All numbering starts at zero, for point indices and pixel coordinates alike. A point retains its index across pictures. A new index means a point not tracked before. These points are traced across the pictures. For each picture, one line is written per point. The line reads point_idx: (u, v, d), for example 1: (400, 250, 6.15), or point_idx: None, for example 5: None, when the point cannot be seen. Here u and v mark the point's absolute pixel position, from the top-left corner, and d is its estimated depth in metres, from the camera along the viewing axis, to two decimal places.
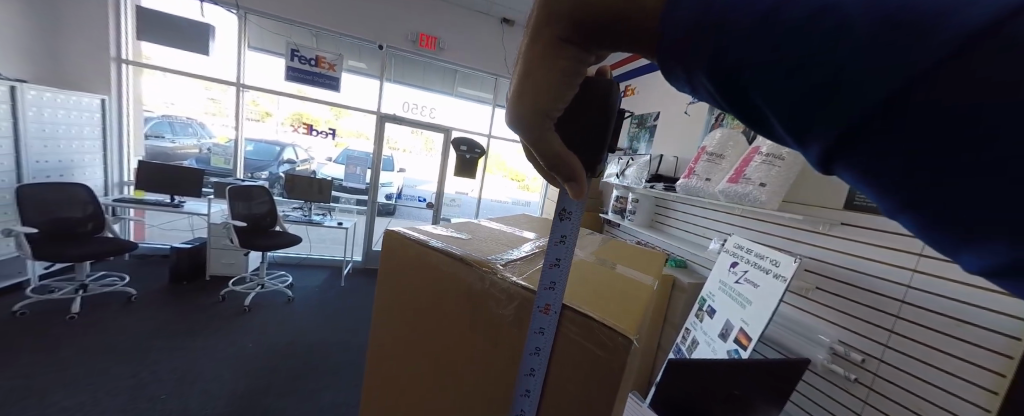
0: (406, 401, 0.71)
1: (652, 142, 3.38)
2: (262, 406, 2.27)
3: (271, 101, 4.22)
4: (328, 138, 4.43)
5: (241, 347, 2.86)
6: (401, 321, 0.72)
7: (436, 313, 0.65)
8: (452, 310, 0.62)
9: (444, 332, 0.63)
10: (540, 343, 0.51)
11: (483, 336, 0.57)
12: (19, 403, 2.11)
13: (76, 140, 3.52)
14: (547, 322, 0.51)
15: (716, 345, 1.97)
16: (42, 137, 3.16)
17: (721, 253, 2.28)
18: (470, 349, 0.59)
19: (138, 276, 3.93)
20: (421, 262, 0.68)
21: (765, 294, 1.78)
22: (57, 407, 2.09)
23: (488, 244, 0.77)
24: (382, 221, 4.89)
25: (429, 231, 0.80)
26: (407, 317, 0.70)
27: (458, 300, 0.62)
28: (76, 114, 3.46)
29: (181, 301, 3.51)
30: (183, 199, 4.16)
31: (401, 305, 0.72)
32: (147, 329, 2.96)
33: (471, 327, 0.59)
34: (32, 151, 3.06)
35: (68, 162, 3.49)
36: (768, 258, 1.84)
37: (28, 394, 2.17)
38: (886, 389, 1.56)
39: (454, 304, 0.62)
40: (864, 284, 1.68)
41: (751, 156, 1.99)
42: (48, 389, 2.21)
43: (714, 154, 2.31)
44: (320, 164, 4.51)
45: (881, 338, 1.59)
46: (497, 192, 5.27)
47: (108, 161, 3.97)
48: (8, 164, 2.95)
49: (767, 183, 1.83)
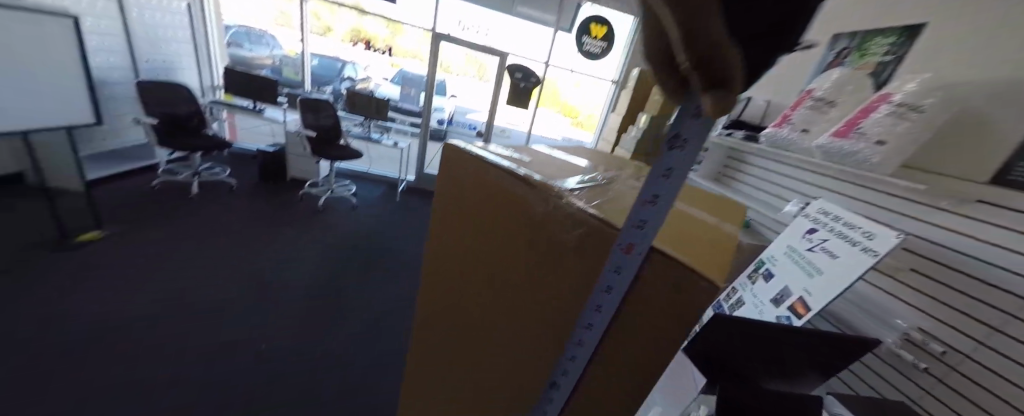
0: (461, 310, 0.76)
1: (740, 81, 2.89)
2: (336, 290, 2.72)
3: (331, 13, 4.18)
4: (384, 56, 4.58)
5: (318, 241, 3.35)
6: (460, 238, 0.74)
7: (498, 235, 0.65)
8: (512, 232, 0.62)
9: (504, 254, 0.64)
10: (613, 281, 0.48)
11: (544, 263, 0.57)
12: (167, 257, 2.76)
13: (174, 43, 3.88)
14: (628, 261, 0.46)
15: (766, 310, 1.89)
16: (148, 38, 3.51)
17: (797, 218, 2.03)
18: (531, 276, 0.59)
19: (235, 170, 4.57)
20: (481, 180, 0.67)
21: (842, 267, 1.60)
22: (192, 265, 2.71)
23: (549, 169, 0.73)
24: (435, 145, 5.01)
25: (489, 149, 0.76)
26: (467, 235, 0.72)
27: (520, 223, 0.60)
28: (170, 16, 3.74)
29: (269, 196, 4.08)
30: (263, 105, 4.55)
31: (461, 221, 0.73)
32: (246, 217, 3.53)
33: (532, 254, 0.58)
34: (142, 51, 3.45)
35: (171, 64, 3.91)
36: (860, 229, 1.60)
37: (172, 252, 2.82)
38: (960, 385, 1.41)
39: (515, 227, 0.61)
40: (978, 272, 1.41)
41: (874, 105, 1.61)
42: (184, 251, 2.84)
43: (822, 99, 1.92)
44: (377, 84, 4.86)
45: (978, 334, 1.38)
46: (549, 126, 5.08)
47: (201, 65, 4.37)
48: (126, 63, 3.38)
49: (885, 139, 1.50)
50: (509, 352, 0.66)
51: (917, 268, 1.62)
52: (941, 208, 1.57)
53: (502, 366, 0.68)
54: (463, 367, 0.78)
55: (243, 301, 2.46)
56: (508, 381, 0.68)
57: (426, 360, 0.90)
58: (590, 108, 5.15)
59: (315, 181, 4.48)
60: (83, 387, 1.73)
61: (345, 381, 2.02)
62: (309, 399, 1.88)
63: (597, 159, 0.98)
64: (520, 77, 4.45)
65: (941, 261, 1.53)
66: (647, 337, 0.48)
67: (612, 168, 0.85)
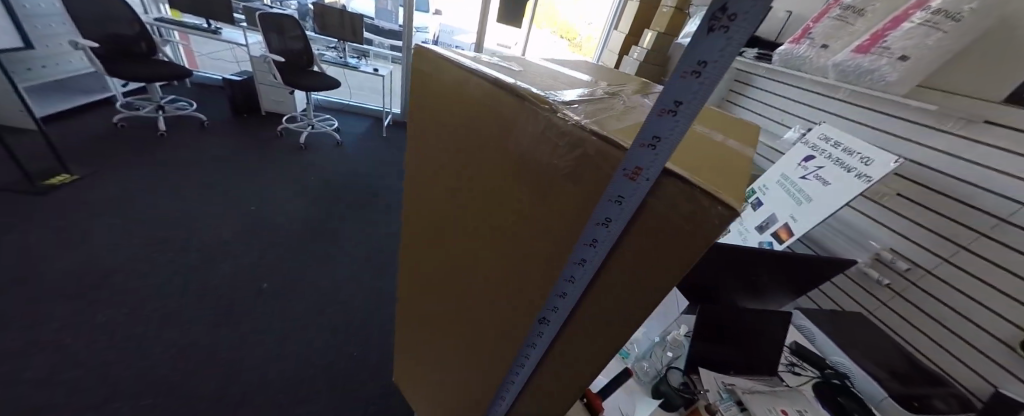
0: (445, 248, 0.72)
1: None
2: (330, 229, 2.74)
3: None
4: None
5: (305, 179, 3.26)
6: (440, 165, 0.67)
7: (482, 164, 0.57)
8: (496, 157, 0.54)
9: (489, 186, 0.57)
10: (612, 214, 0.42)
11: (531, 192, 0.51)
12: (149, 198, 2.67)
13: None
14: (632, 189, 0.40)
15: (749, 236, 1.96)
16: None
17: (796, 145, 1.97)
18: (519, 210, 0.53)
19: (203, 103, 4.21)
20: (462, 94, 0.57)
21: (830, 195, 1.60)
22: (178, 205, 2.64)
23: (543, 81, 0.63)
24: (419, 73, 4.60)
25: (474, 60, 0.65)
26: (450, 166, 0.65)
27: (504, 146, 0.52)
28: None
29: (246, 132, 3.83)
30: (219, 25, 3.98)
31: (441, 145, 0.65)
32: (223, 155, 3.35)
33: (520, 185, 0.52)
34: None
35: None
36: (858, 155, 1.56)
37: (154, 193, 2.72)
38: (915, 296, 1.55)
39: (498, 151, 0.53)
40: (961, 194, 1.44)
41: (908, 12, 1.40)
42: (166, 192, 2.75)
43: (851, 7, 1.68)
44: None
45: (944, 252, 1.46)
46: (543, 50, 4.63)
47: None
48: None
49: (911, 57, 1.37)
50: (497, 290, 0.64)
51: (903, 192, 1.62)
52: (946, 130, 1.52)
53: (490, 304, 0.66)
54: (453, 305, 0.77)
55: (236, 241, 2.46)
56: (497, 318, 0.67)
57: (418, 298, 0.89)
58: (588, 27, 4.62)
59: (292, 114, 4.18)
60: (91, 321, 1.79)
61: (347, 315, 2.11)
62: (314, 332, 1.97)
63: (596, 75, 0.86)
64: None
65: (931, 185, 1.53)
66: (642, 274, 0.44)
67: (614, 83, 0.75)
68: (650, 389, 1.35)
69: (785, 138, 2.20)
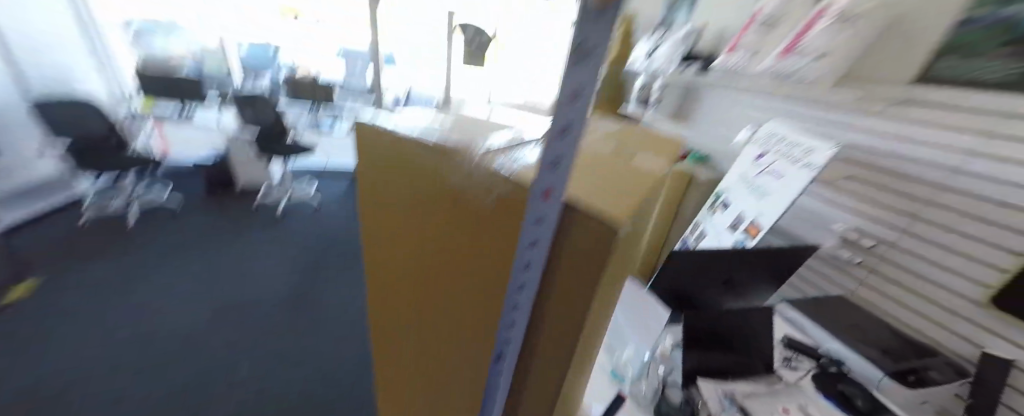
0: (403, 304, 0.67)
1: (693, 12, 2.76)
2: (317, 305, 2.76)
3: None
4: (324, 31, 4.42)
5: (286, 252, 3.28)
6: (382, 220, 0.62)
7: (416, 214, 0.54)
8: (427, 204, 0.51)
9: (425, 232, 0.54)
10: (539, 237, 0.38)
11: (463, 230, 0.47)
12: (126, 305, 2.62)
13: (62, 50, 3.17)
14: (547, 212, 0.36)
15: (723, 236, 2.01)
16: (30, 49, 2.85)
17: (749, 144, 2.10)
18: (454, 251, 0.50)
19: (177, 186, 4.18)
20: (385, 152, 0.54)
21: (785, 187, 1.69)
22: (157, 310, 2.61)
23: (481, 129, 0.65)
24: None
25: (393, 116, 0.64)
26: (388, 219, 0.61)
27: (431, 191, 0.50)
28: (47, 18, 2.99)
29: (222, 211, 3.80)
30: (191, 109, 4.05)
31: (378, 202, 0.61)
32: (202, 240, 3.33)
33: (449, 225, 0.49)
34: (25, 65, 2.82)
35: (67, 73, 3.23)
36: (801, 147, 1.68)
37: (129, 298, 2.67)
38: (887, 271, 1.59)
39: (428, 197, 0.51)
40: (903, 169, 1.51)
41: (815, 19, 1.55)
42: (143, 296, 2.71)
43: (769, 20, 1.86)
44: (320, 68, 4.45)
45: (900, 224, 1.53)
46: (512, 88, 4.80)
47: (103, 69, 3.62)
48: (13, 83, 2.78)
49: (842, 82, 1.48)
50: (456, 341, 0.58)
51: (853, 175, 1.72)
52: (874, 112, 1.62)
53: (456, 359, 0.60)
54: (420, 361, 0.71)
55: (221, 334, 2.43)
56: (464, 372, 0.60)
57: (388, 359, 0.82)
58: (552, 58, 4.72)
59: (268, 186, 4.21)
60: None
61: (338, 392, 2.12)
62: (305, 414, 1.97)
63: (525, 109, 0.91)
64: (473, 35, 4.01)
65: (874, 164, 1.62)
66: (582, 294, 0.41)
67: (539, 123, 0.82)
68: (652, 407, 1.33)
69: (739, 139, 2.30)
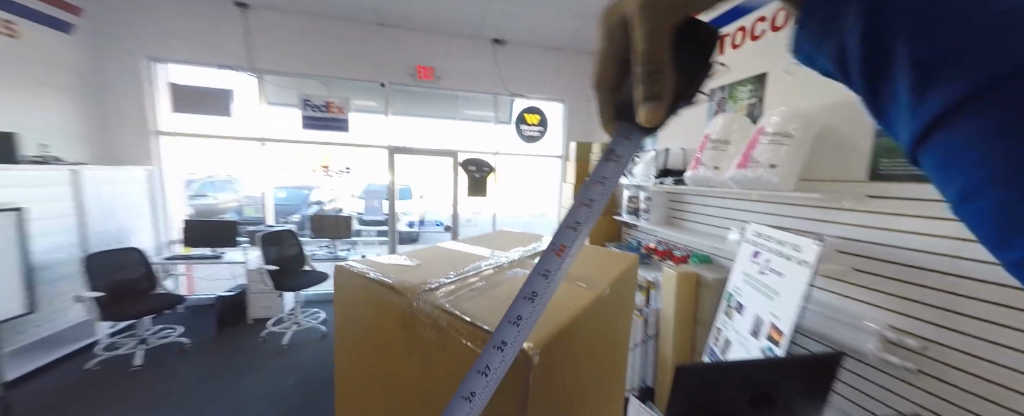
0: None
1: (658, 138, 3.22)
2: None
3: (298, 153, 4.20)
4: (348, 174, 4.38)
5: (280, 386, 2.95)
6: (356, 359, 0.65)
7: (386, 350, 0.57)
8: (396, 339, 0.55)
9: (394, 369, 0.56)
10: (493, 363, 0.38)
11: (428, 363, 0.49)
12: None
13: (127, 208, 3.53)
14: (507, 340, 0.40)
15: (749, 344, 1.82)
16: (101, 210, 3.21)
17: (742, 244, 2.12)
18: (422, 386, 0.51)
19: (191, 325, 4.16)
20: (363, 296, 0.63)
21: (790, 284, 1.65)
22: None
23: (443, 264, 0.74)
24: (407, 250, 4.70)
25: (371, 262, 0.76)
26: (360, 358, 0.64)
27: (399, 327, 0.55)
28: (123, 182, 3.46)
29: (228, 346, 3.66)
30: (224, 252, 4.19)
31: (353, 341, 0.65)
32: (198, 376, 3.08)
33: (416, 358, 0.51)
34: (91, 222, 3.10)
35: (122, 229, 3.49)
36: (788, 243, 1.71)
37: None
38: (953, 377, 1.37)
39: (396, 333, 0.55)
40: (908, 260, 1.49)
41: (756, 138, 1.85)
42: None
43: (719, 141, 2.16)
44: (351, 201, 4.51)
45: (940, 321, 1.40)
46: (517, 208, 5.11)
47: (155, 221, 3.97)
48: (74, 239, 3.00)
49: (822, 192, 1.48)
50: None
51: (859, 267, 1.67)
52: (849, 207, 1.69)
53: None
54: None
55: None
56: None
57: None
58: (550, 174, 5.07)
59: (280, 316, 4.19)
60: None
61: None
62: None
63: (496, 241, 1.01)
64: (474, 170, 4.68)
65: (875, 252, 1.61)
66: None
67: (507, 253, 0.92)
68: None
69: (731, 239, 2.36)
